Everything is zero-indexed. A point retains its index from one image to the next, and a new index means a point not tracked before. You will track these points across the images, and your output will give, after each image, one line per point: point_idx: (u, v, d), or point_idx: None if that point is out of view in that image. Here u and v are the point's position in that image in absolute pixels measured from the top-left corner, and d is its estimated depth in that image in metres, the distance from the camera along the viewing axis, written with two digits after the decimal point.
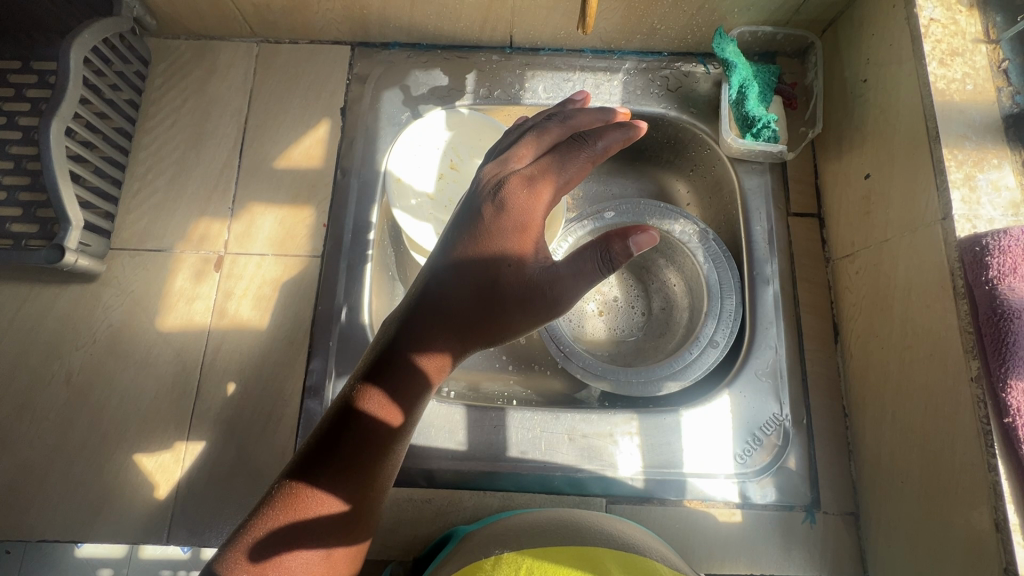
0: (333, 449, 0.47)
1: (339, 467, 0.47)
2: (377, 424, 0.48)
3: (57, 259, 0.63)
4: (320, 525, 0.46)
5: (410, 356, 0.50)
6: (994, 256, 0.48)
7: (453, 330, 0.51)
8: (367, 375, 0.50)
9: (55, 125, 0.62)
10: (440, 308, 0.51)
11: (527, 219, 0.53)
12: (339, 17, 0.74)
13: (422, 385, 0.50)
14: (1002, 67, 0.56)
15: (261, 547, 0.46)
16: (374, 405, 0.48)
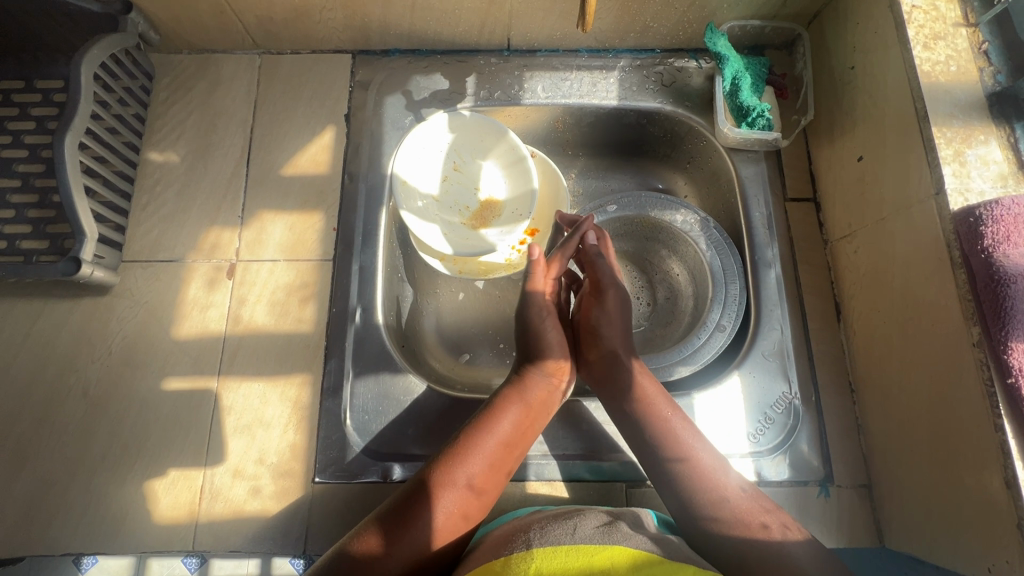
0: (415, 506, 0.53)
1: (414, 527, 0.52)
2: (455, 487, 0.55)
3: (74, 271, 0.63)
4: (466, 498, 0.56)
5: (496, 422, 0.59)
6: (988, 225, 0.50)
7: (527, 399, 0.62)
8: (455, 443, 0.58)
9: (70, 140, 0.63)
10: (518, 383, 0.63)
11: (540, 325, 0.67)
12: (340, 25, 0.76)
13: (502, 454, 0.58)
14: (983, 48, 0.59)
15: (414, 505, 0.54)
16: (461, 469, 0.56)
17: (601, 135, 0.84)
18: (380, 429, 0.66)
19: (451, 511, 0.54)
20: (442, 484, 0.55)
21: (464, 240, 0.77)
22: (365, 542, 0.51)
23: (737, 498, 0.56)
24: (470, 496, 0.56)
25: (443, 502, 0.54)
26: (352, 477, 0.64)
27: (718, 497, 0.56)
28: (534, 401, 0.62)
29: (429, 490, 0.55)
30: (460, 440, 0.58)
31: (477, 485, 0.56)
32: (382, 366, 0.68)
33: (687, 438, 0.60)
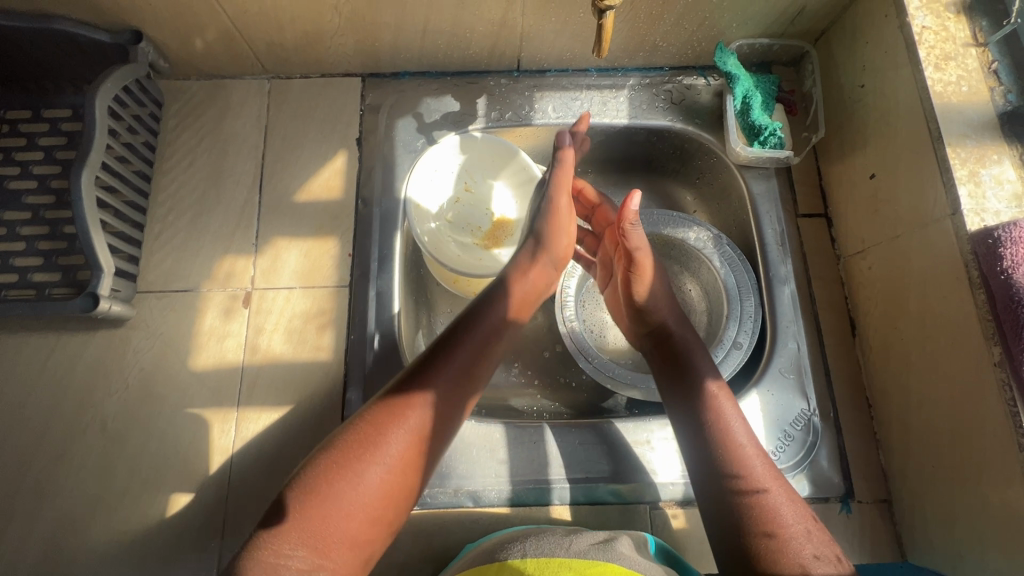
0: (410, 389, 0.53)
1: (410, 412, 0.52)
2: (450, 374, 0.54)
3: (92, 307, 0.63)
4: (462, 378, 0.55)
5: (489, 313, 0.59)
6: (1006, 247, 0.51)
7: (518, 296, 0.62)
8: (449, 333, 0.58)
9: (86, 174, 0.61)
10: (511, 281, 0.63)
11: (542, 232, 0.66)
12: (351, 50, 0.75)
13: (494, 343, 0.58)
14: (992, 68, 0.60)
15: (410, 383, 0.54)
16: (456, 356, 0.55)
17: (611, 152, 0.84)
18: None
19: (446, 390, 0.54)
20: (436, 371, 0.54)
21: (477, 262, 0.77)
22: (362, 427, 0.51)
23: (794, 531, 0.52)
24: (463, 378, 0.55)
25: (439, 385, 0.54)
26: None
27: (768, 530, 0.52)
28: (523, 296, 0.63)
29: (424, 375, 0.54)
30: (455, 327, 0.58)
31: (472, 370, 0.56)
32: None
33: (761, 469, 0.56)
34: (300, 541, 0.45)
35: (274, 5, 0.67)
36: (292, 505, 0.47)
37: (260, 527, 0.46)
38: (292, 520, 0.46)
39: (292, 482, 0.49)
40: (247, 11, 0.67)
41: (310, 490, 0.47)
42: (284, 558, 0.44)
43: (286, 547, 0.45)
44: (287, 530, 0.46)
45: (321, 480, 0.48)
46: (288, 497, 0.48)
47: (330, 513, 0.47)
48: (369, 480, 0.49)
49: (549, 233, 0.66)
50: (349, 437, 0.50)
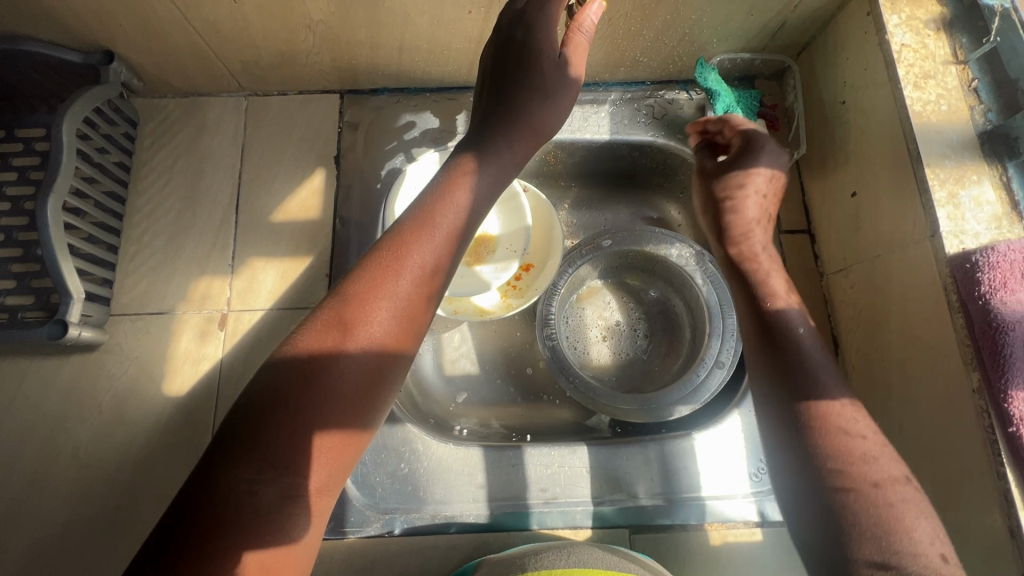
0: (364, 286, 0.44)
1: (370, 315, 0.43)
2: (414, 267, 0.45)
3: (60, 334, 0.62)
4: (426, 265, 0.46)
5: (451, 196, 0.49)
6: (984, 272, 0.51)
7: (486, 180, 0.53)
8: (403, 223, 0.48)
9: (53, 202, 0.61)
10: (477, 162, 0.53)
11: (523, 115, 0.56)
12: (328, 68, 0.74)
13: (460, 229, 0.49)
14: (972, 86, 0.60)
15: (364, 279, 0.44)
16: (414, 243, 0.46)
17: (594, 167, 0.84)
18: (377, 482, 0.66)
19: (409, 281, 0.45)
20: (394, 264, 0.45)
21: (459, 280, 0.78)
22: (313, 338, 0.42)
23: (919, 531, 0.46)
24: (428, 267, 0.46)
25: (402, 281, 0.44)
26: (346, 532, 0.64)
27: (888, 554, 0.45)
28: (492, 179, 0.54)
29: (380, 272, 0.44)
30: (409, 214, 0.48)
31: (438, 260, 0.47)
32: None
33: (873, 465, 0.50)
34: (263, 467, 0.38)
35: (246, 24, 0.66)
36: (244, 433, 0.38)
37: (206, 462, 0.38)
38: (250, 449, 0.38)
39: (239, 407, 0.40)
40: (219, 31, 0.66)
41: (264, 413, 0.39)
42: (248, 491, 0.37)
43: (243, 479, 0.37)
44: (245, 460, 0.38)
45: (274, 401, 0.39)
46: (237, 426, 0.39)
47: (298, 436, 0.39)
48: (336, 391, 0.40)
49: (536, 111, 0.57)
50: (299, 352, 0.41)
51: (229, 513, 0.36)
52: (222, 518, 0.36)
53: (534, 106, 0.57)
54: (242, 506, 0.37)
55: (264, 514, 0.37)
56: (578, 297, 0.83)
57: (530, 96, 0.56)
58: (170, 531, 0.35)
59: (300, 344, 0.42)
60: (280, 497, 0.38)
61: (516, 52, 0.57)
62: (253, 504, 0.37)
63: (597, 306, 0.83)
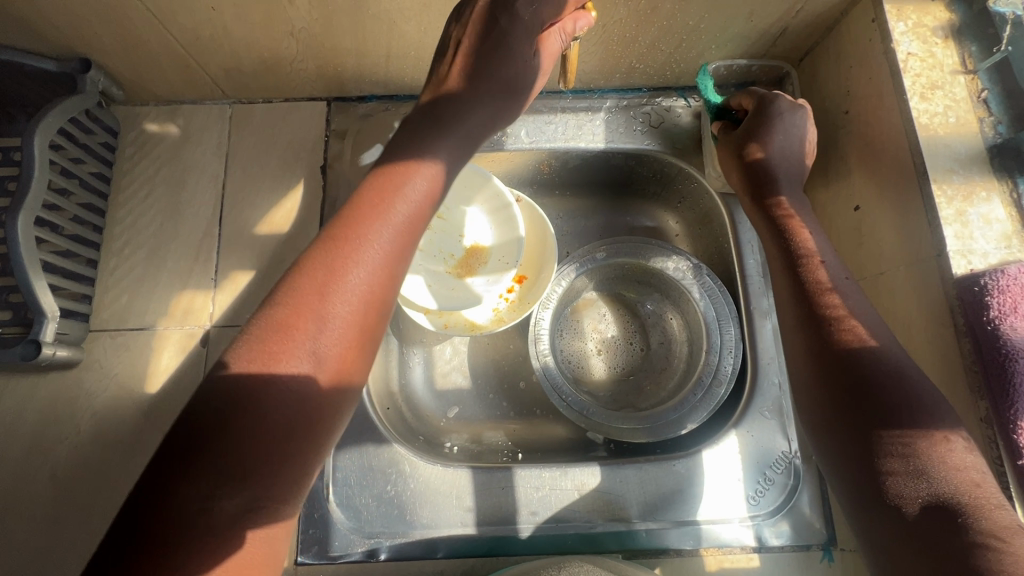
0: (315, 277, 0.40)
1: (325, 309, 0.40)
2: (372, 253, 0.42)
3: (34, 354, 0.60)
4: (383, 251, 0.43)
5: (409, 176, 0.46)
6: (993, 296, 0.49)
7: (447, 159, 0.49)
8: (354, 205, 0.44)
9: (24, 218, 0.59)
10: (436, 139, 0.49)
11: (486, 100, 0.53)
12: (313, 75, 0.72)
13: (420, 212, 0.46)
14: (982, 97, 0.57)
15: (315, 270, 0.41)
16: (369, 228, 0.43)
17: (589, 176, 0.81)
18: (362, 504, 0.64)
19: (366, 270, 0.42)
20: (349, 254, 0.42)
21: (451, 293, 0.75)
22: (263, 338, 0.38)
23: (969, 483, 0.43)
24: (386, 253, 0.43)
25: (358, 269, 0.41)
26: (331, 556, 0.62)
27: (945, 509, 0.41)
28: (454, 159, 0.50)
29: (333, 262, 0.41)
30: (362, 195, 0.45)
31: (397, 246, 0.44)
32: (366, 437, 0.66)
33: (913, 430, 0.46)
34: (221, 480, 0.35)
35: (226, 31, 0.63)
36: (196, 446, 0.35)
37: (155, 478, 0.34)
38: (205, 463, 0.35)
39: (188, 416, 0.36)
40: (199, 38, 0.64)
41: (216, 422, 0.36)
42: (205, 508, 0.34)
43: (196, 494, 0.34)
44: (200, 475, 0.34)
45: (227, 409, 0.36)
46: (187, 439, 0.35)
47: (257, 444, 0.36)
48: (290, 392, 0.38)
49: (506, 93, 0.55)
50: (249, 356, 0.38)
51: (186, 533, 0.33)
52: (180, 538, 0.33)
53: (504, 103, 0.55)
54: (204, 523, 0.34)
55: (226, 530, 0.34)
56: (573, 310, 0.81)
57: (496, 78, 0.53)
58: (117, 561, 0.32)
59: (250, 347, 0.38)
60: (242, 511, 0.35)
61: (500, 49, 0.53)
62: (213, 520, 0.34)
63: (592, 318, 0.81)
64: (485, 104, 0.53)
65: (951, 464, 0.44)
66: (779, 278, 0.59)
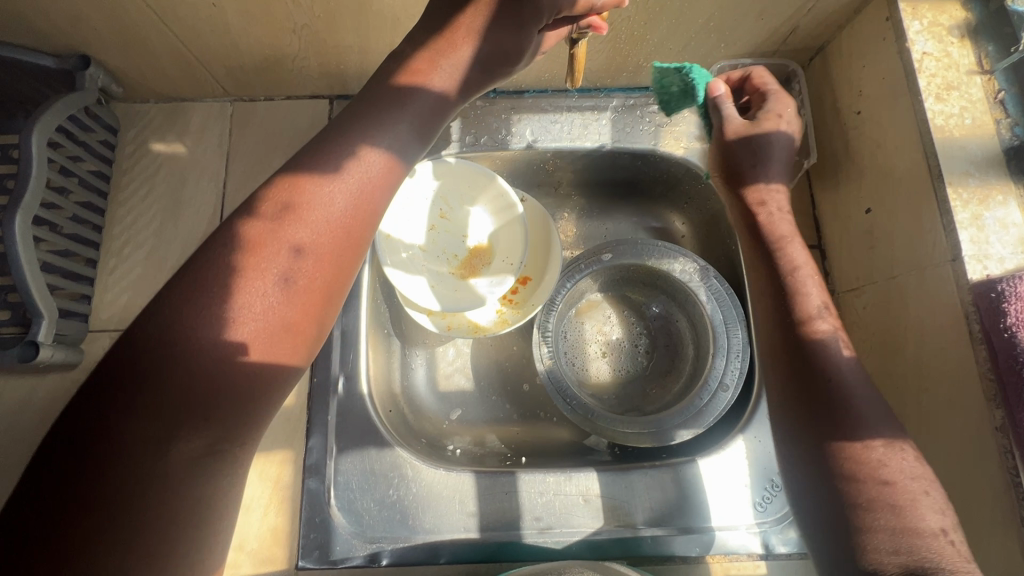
0: (267, 215, 0.39)
1: (276, 247, 0.38)
2: (329, 193, 0.41)
3: (32, 356, 0.59)
4: (342, 193, 0.41)
5: (377, 119, 0.44)
6: (1011, 303, 0.47)
7: (399, 139, 0.45)
8: (314, 146, 0.43)
9: (22, 218, 0.58)
10: (386, 115, 0.45)
11: (483, 54, 0.49)
12: (316, 72, 0.71)
13: (360, 197, 0.42)
14: (999, 98, 0.56)
15: (268, 207, 0.40)
16: (327, 169, 0.41)
17: (594, 176, 0.80)
18: (364, 509, 0.63)
19: (324, 212, 0.40)
20: (278, 225, 0.39)
21: (454, 294, 0.74)
22: (206, 273, 0.37)
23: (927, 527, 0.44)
24: (348, 196, 0.41)
25: (314, 210, 0.40)
26: (333, 561, 0.61)
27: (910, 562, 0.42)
28: (407, 140, 0.45)
29: (286, 202, 0.40)
30: (325, 137, 0.44)
31: (360, 190, 0.42)
32: (367, 441, 0.65)
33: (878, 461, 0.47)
34: (169, 423, 0.34)
35: (227, 28, 0.62)
36: (128, 393, 0.33)
37: (83, 419, 0.33)
38: (136, 409, 0.33)
39: (115, 360, 0.34)
40: (199, 35, 0.63)
41: (133, 379, 0.34)
42: (154, 453, 0.33)
43: (136, 435, 0.33)
44: (133, 422, 0.33)
45: (149, 361, 0.34)
46: (116, 383, 0.34)
47: (178, 406, 0.34)
48: (234, 330, 0.36)
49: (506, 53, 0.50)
50: (165, 315, 0.35)
51: (130, 477, 0.32)
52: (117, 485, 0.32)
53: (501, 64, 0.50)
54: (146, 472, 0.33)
55: (177, 475, 0.34)
56: (577, 311, 0.80)
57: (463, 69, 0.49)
58: (51, 505, 0.31)
59: (195, 281, 0.37)
60: (194, 458, 0.34)
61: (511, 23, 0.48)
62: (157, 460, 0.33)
63: (597, 320, 0.80)
64: (473, 53, 0.48)
65: (918, 513, 0.44)
66: (760, 284, 0.58)
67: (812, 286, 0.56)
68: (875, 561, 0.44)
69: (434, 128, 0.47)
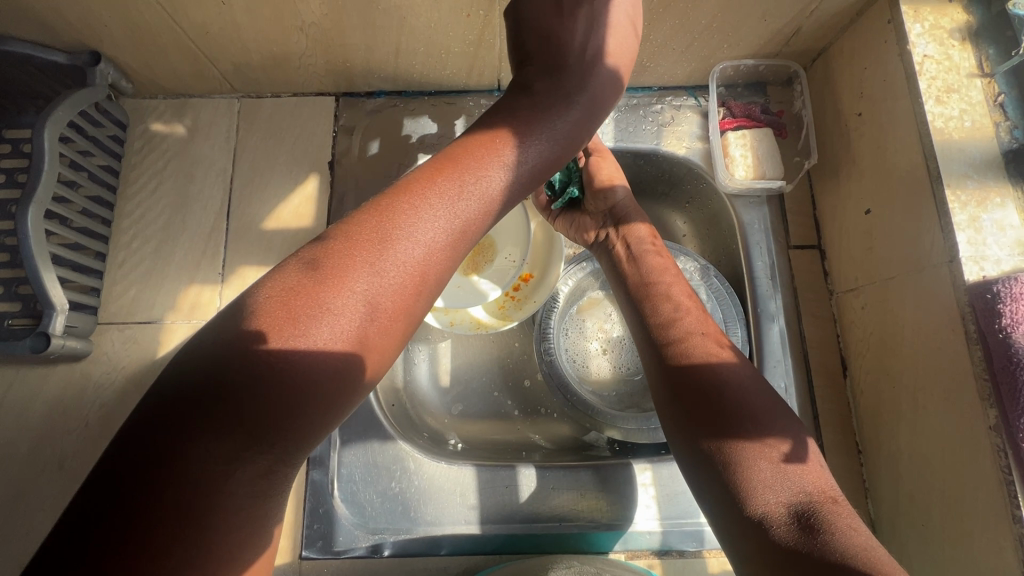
0: (370, 227, 0.40)
1: (374, 261, 0.38)
2: (431, 216, 0.41)
3: (43, 347, 0.61)
4: (443, 217, 0.42)
5: (488, 152, 0.46)
6: (1006, 304, 0.48)
7: (529, 159, 0.48)
8: (424, 169, 0.45)
9: (34, 211, 0.59)
10: (522, 134, 0.48)
11: (586, 93, 0.52)
12: (322, 70, 0.72)
13: (462, 225, 0.43)
14: (998, 101, 0.56)
15: (371, 219, 0.40)
16: (436, 193, 0.42)
17: None
18: (366, 501, 0.64)
19: (424, 235, 0.41)
20: (382, 239, 0.39)
21: (457, 291, 0.75)
22: (306, 277, 0.37)
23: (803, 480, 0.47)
24: (450, 220, 0.42)
25: (415, 229, 0.40)
26: (336, 551, 0.63)
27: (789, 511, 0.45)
28: (511, 175, 0.46)
29: (392, 220, 0.40)
30: (435, 162, 0.45)
31: (461, 218, 0.43)
32: (371, 434, 0.66)
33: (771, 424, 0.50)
34: (245, 445, 0.33)
35: (236, 26, 0.63)
36: (220, 406, 0.32)
37: (160, 431, 0.31)
38: (222, 427, 0.32)
39: (209, 366, 0.33)
40: (208, 32, 0.64)
41: (253, 367, 0.34)
42: (224, 475, 0.32)
43: (216, 449, 0.32)
44: (213, 444, 0.32)
45: (247, 378, 0.33)
46: (203, 400, 0.32)
47: (288, 405, 0.34)
48: (325, 339, 0.36)
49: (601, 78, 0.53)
50: (271, 322, 0.35)
51: (201, 498, 0.31)
52: (191, 504, 0.30)
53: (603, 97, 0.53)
54: (218, 495, 0.31)
55: (243, 497, 0.33)
56: (579, 309, 0.81)
57: (577, 92, 0.51)
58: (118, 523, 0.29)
59: (298, 285, 0.37)
60: (258, 480, 0.33)
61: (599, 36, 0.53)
62: (227, 476, 0.32)
63: (598, 318, 0.81)
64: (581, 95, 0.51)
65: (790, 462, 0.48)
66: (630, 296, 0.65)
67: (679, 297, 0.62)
68: (763, 513, 0.46)
69: (551, 154, 0.50)
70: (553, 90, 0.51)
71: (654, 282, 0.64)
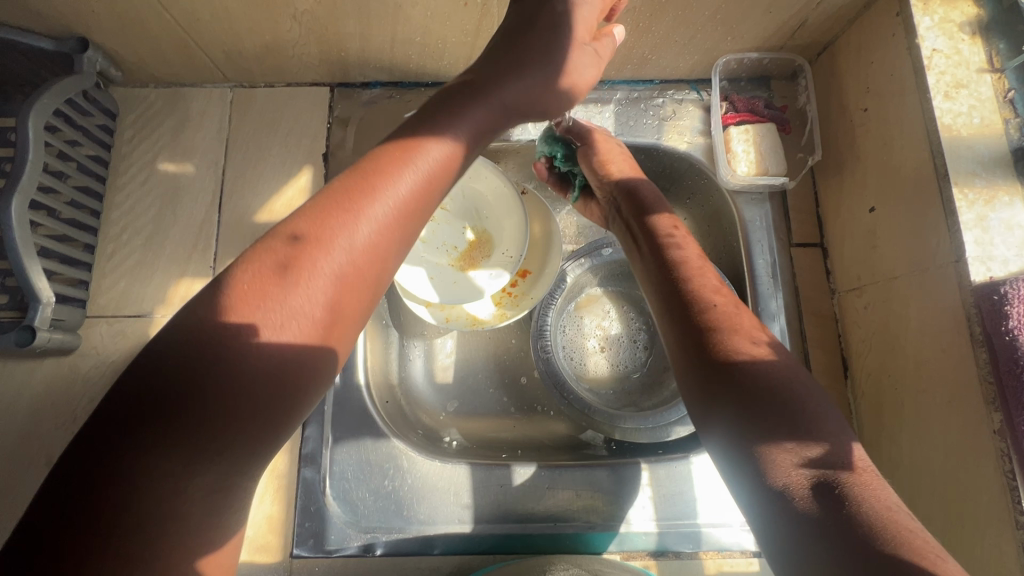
0: (330, 209, 0.38)
1: (335, 243, 0.37)
2: (393, 192, 0.40)
3: (29, 341, 0.59)
4: (406, 193, 0.40)
5: (449, 121, 0.44)
6: (1013, 306, 0.47)
7: (487, 124, 0.46)
8: (384, 143, 0.42)
9: (18, 201, 0.57)
10: (482, 103, 0.46)
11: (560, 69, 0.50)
12: (316, 59, 0.70)
13: (424, 198, 0.41)
14: (1008, 96, 0.55)
15: (330, 202, 0.38)
16: (396, 167, 0.40)
17: None
18: (359, 499, 0.63)
19: (386, 212, 0.39)
20: (343, 220, 0.37)
21: (453, 287, 0.74)
22: (264, 265, 0.35)
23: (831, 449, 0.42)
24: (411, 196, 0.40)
25: (377, 206, 0.39)
26: (326, 550, 0.62)
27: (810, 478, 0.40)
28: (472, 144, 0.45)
29: (352, 199, 0.38)
30: (395, 135, 0.43)
31: (421, 190, 0.41)
32: (364, 431, 0.65)
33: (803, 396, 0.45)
34: (189, 455, 0.31)
35: (226, 13, 0.61)
36: (168, 411, 0.31)
37: (103, 443, 0.30)
38: (163, 436, 0.31)
39: (154, 373, 0.32)
40: (198, 19, 0.62)
41: (208, 364, 0.32)
42: (167, 490, 0.30)
43: (160, 458, 0.30)
44: (156, 455, 0.30)
45: (194, 382, 0.32)
46: (147, 407, 0.31)
47: (251, 396, 0.33)
48: (289, 325, 0.35)
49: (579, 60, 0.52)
50: (228, 314, 0.34)
51: (140, 514, 0.29)
52: (134, 518, 0.29)
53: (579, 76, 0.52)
54: (175, 500, 0.30)
55: (188, 511, 0.31)
56: (576, 306, 0.80)
57: (541, 61, 0.49)
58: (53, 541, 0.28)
59: (256, 273, 0.35)
60: (208, 494, 0.32)
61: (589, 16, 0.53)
62: (173, 488, 0.30)
63: (596, 315, 0.80)
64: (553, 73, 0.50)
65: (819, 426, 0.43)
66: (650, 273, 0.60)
67: (705, 280, 0.57)
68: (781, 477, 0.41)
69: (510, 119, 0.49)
70: (528, 64, 0.49)
71: (673, 262, 0.59)
